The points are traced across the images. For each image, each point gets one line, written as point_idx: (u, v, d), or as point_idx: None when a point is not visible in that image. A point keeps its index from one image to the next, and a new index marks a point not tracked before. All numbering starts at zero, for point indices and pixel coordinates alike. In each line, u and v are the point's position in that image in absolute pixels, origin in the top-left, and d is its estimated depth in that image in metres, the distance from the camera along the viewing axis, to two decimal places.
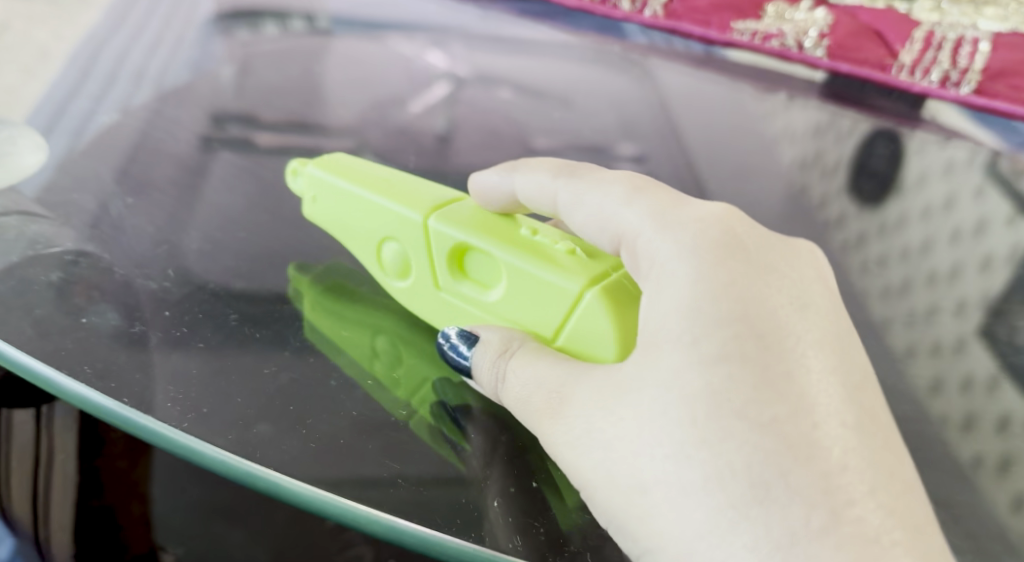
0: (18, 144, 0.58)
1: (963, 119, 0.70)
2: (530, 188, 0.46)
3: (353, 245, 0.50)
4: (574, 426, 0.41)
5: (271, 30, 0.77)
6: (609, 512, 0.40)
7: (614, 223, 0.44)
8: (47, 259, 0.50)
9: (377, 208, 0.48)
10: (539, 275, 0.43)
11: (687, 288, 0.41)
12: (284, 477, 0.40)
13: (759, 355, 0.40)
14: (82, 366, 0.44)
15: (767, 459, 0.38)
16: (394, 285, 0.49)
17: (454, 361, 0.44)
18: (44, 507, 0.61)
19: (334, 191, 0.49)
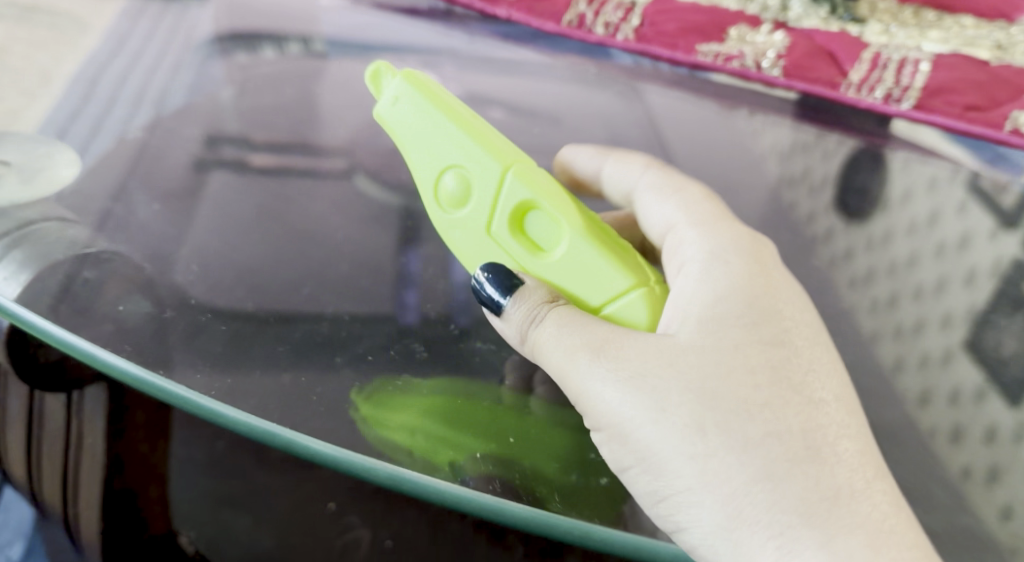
0: (54, 160, 0.66)
1: (946, 143, 0.78)
2: (623, 174, 0.64)
3: (412, 160, 0.55)
4: (628, 373, 0.51)
5: (268, 53, 0.82)
6: (646, 452, 0.50)
7: (675, 214, 0.60)
8: (85, 256, 0.59)
9: (462, 144, 0.54)
10: (600, 258, 0.53)
11: (725, 296, 0.54)
12: (319, 444, 0.51)
13: (779, 351, 0.53)
14: (124, 346, 0.54)
15: (780, 420, 0.49)
16: (448, 209, 0.55)
17: (493, 299, 0.54)
18: (72, 485, 0.68)
19: (423, 109, 0.54)
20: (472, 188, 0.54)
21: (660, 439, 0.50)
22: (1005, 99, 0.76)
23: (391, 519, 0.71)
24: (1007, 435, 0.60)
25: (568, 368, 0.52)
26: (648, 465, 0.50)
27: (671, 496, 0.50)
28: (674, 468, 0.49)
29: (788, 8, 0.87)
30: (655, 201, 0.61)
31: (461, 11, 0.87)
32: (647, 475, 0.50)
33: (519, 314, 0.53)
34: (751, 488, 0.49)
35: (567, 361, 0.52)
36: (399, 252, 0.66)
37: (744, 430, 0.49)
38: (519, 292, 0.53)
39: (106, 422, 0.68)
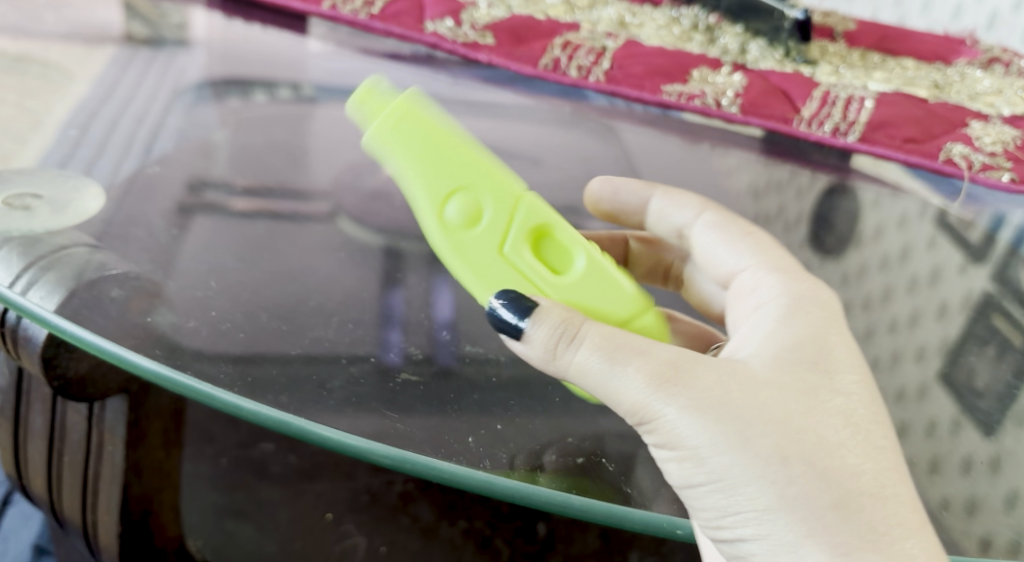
0: (82, 194, 0.71)
1: (900, 173, 0.85)
2: (676, 210, 0.63)
3: (417, 184, 0.53)
4: (695, 402, 0.47)
5: (260, 98, 0.89)
6: (718, 474, 0.47)
7: (735, 258, 0.58)
8: (114, 278, 0.63)
9: (458, 175, 0.53)
10: (619, 277, 0.53)
11: (764, 341, 0.51)
12: (339, 434, 0.55)
13: (815, 383, 0.49)
14: (155, 350, 0.59)
15: (824, 471, 0.46)
16: (458, 237, 0.52)
17: (513, 325, 0.50)
18: (93, 496, 0.75)
19: (418, 127, 0.52)
20: (483, 218, 0.53)
21: (725, 467, 0.47)
22: (940, 132, 0.84)
23: (384, 527, 0.79)
24: (983, 466, 0.60)
25: (622, 392, 0.48)
26: (720, 486, 0.47)
27: (745, 516, 0.47)
28: (744, 493, 0.47)
29: (747, 52, 0.95)
30: (715, 245, 0.60)
31: (440, 56, 0.94)
32: (718, 496, 0.48)
33: (551, 342, 0.49)
34: (819, 524, 0.46)
35: (623, 384, 0.47)
36: (383, 294, 0.72)
37: (815, 463, 0.46)
38: (535, 313, 0.49)
39: (125, 433, 0.71)
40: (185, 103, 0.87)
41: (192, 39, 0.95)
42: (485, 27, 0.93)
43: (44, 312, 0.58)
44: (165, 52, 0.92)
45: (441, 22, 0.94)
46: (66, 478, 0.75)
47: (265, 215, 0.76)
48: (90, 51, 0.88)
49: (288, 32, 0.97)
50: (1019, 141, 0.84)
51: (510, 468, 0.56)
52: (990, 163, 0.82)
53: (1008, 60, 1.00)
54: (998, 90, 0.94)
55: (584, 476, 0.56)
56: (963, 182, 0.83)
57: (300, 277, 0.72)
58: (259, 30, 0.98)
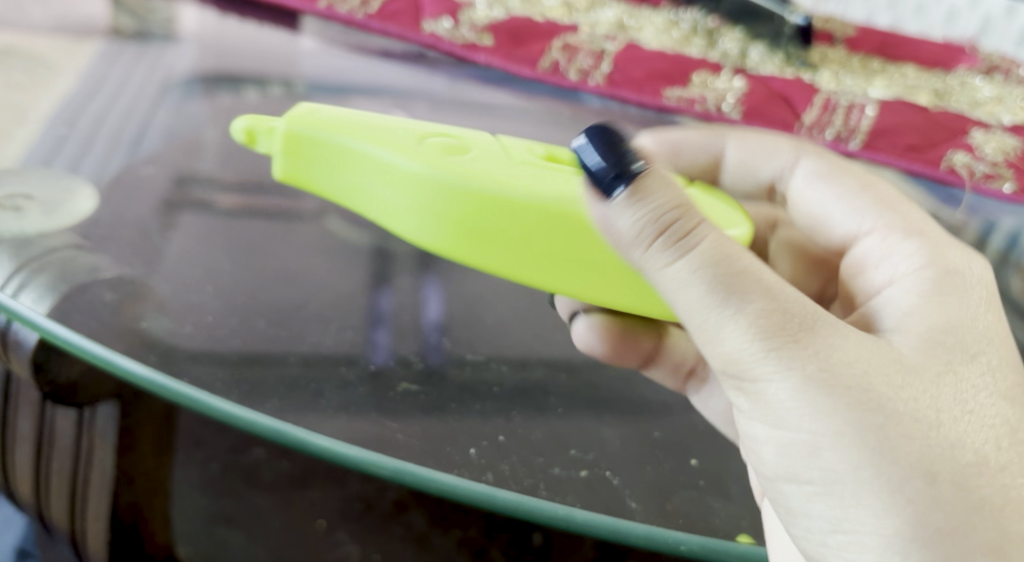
0: (73, 193, 0.70)
1: (895, 177, 0.82)
2: (767, 159, 0.66)
3: (387, 139, 0.54)
4: (823, 378, 0.47)
5: (251, 95, 0.87)
6: (835, 471, 0.47)
7: (857, 219, 0.61)
8: (105, 283, 0.63)
9: (418, 129, 0.56)
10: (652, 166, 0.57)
11: (901, 319, 0.53)
12: (334, 443, 0.54)
13: (957, 382, 0.50)
14: (149, 355, 0.59)
15: (950, 483, 0.47)
16: (461, 158, 0.53)
17: (605, 184, 0.45)
18: (81, 501, 0.74)
19: (340, 117, 0.55)
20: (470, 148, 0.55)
21: (849, 464, 0.47)
22: (941, 140, 0.84)
23: (377, 537, 0.80)
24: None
25: (730, 338, 0.47)
26: (833, 487, 0.47)
27: (854, 529, 0.47)
28: (863, 501, 0.47)
29: (747, 56, 0.95)
30: (826, 195, 0.63)
31: (433, 55, 0.93)
32: (829, 498, 0.48)
33: (651, 224, 0.45)
34: (950, 529, 0.46)
35: (730, 328, 0.47)
36: (371, 296, 0.70)
37: (948, 467, 0.47)
38: (637, 188, 0.45)
39: (115, 436, 0.71)
40: (175, 99, 0.85)
41: (183, 35, 0.93)
42: (484, 28, 0.93)
43: (35, 316, 0.57)
44: (155, 48, 0.90)
45: (437, 22, 0.93)
46: (53, 484, 0.74)
47: (256, 213, 0.75)
48: (79, 45, 0.87)
49: (281, 30, 0.96)
50: (1020, 151, 0.84)
51: (509, 479, 0.55)
52: (992, 173, 0.82)
53: (1006, 68, 1.00)
54: (997, 98, 0.94)
55: (585, 490, 0.56)
56: (964, 193, 0.82)
57: (293, 278, 0.70)
58: (253, 28, 0.96)
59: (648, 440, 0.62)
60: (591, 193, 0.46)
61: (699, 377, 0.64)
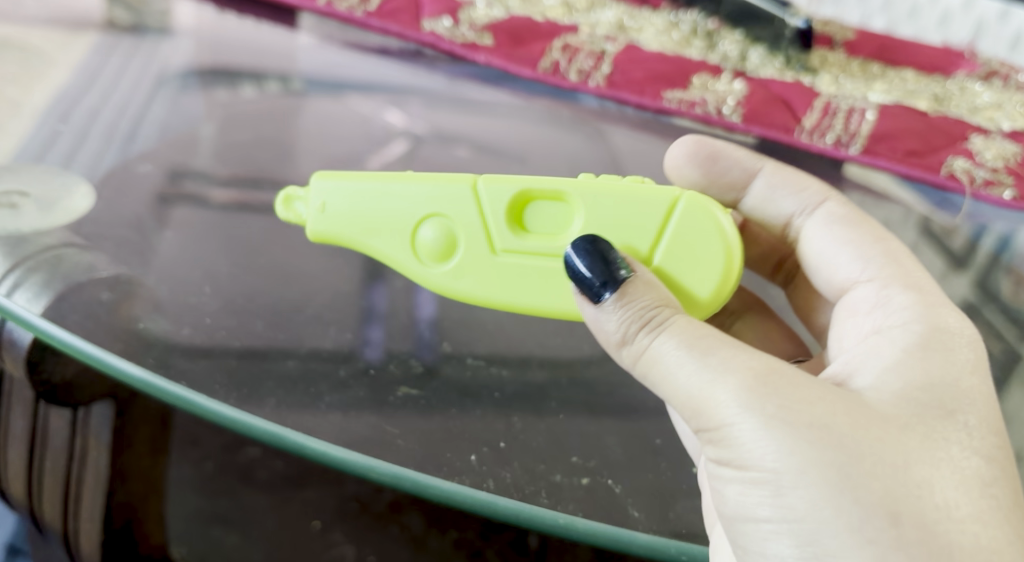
0: (69, 190, 0.69)
1: (891, 181, 0.84)
2: (788, 194, 0.62)
3: (375, 240, 0.54)
4: (779, 415, 0.46)
5: (247, 91, 0.87)
6: (794, 508, 0.46)
7: (851, 267, 0.57)
8: (101, 282, 0.62)
9: (390, 240, 0.54)
10: (633, 214, 0.52)
11: (886, 371, 0.50)
12: (332, 448, 0.54)
13: (935, 425, 0.47)
14: (146, 357, 0.59)
15: (908, 528, 0.44)
16: (456, 264, 0.54)
17: (590, 292, 0.49)
18: (75, 503, 0.72)
19: (345, 194, 0.55)
20: (442, 254, 0.54)
21: (812, 502, 0.45)
22: (941, 145, 0.83)
23: (372, 537, 0.80)
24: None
25: (696, 387, 0.47)
26: (794, 526, 0.46)
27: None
28: (819, 540, 0.45)
29: (747, 59, 0.95)
30: (834, 246, 0.59)
31: (430, 53, 0.91)
32: (788, 538, 0.46)
33: (632, 320, 0.48)
34: None
35: (693, 376, 0.47)
36: (366, 292, 0.70)
37: (915, 512, 0.45)
38: (621, 291, 0.48)
39: (111, 439, 0.70)
40: (169, 93, 0.84)
41: (178, 28, 0.92)
42: (484, 27, 0.90)
43: (30, 314, 0.57)
44: (149, 40, 0.89)
45: (437, 22, 0.90)
46: (46, 485, 0.72)
47: (249, 210, 0.74)
48: (72, 37, 0.86)
49: (277, 24, 0.95)
50: (1020, 156, 0.84)
51: (508, 486, 0.55)
52: (992, 179, 0.82)
53: (1006, 73, 1.00)
54: (997, 104, 0.94)
55: (585, 497, 0.56)
56: (963, 199, 0.82)
57: (290, 276, 0.69)
58: (249, 22, 0.95)
59: (649, 446, 0.61)
60: (581, 299, 0.50)
61: None
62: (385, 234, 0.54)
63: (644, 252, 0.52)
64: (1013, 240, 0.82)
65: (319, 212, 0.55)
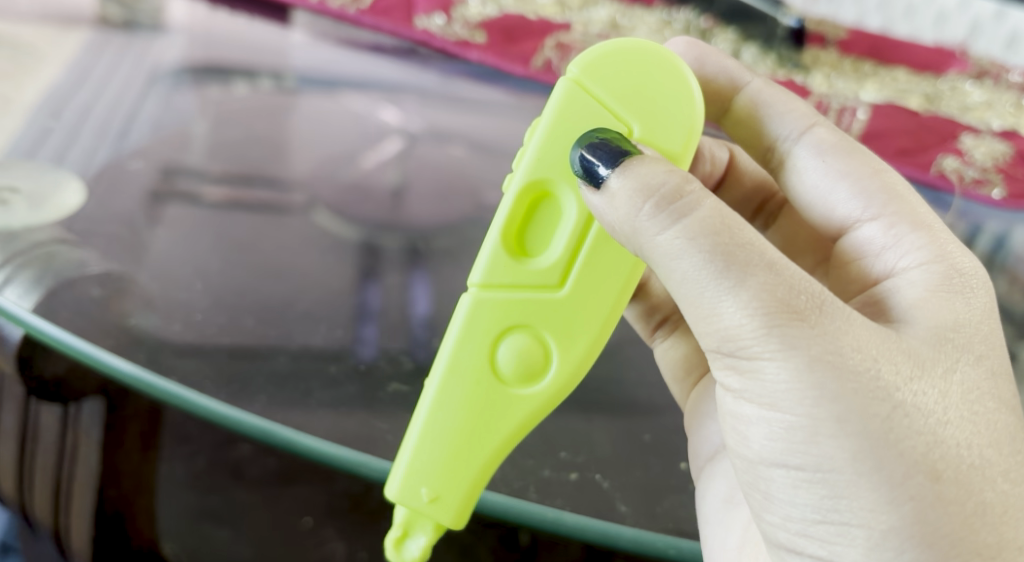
0: (60, 186, 0.69)
1: None
2: (781, 114, 0.57)
3: (497, 414, 0.48)
4: (820, 357, 0.43)
5: (240, 88, 0.86)
6: (826, 457, 0.45)
7: (853, 200, 0.54)
8: (91, 279, 0.62)
9: (500, 394, 0.48)
10: (566, 125, 0.49)
11: (916, 310, 0.48)
12: (322, 443, 0.55)
13: (968, 376, 0.47)
14: (137, 352, 0.59)
15: (943, 483, 0.44)
16: (571, 329, 0.48)
17: (589, 171, 0.46)
18: (66, 500, 0.75)
19: (419, 464, 0.48)
20: (541, 341, 0.49)
21: (846, 455, 0.44)
22: (931, 145, 0.84)
23: (364, 535, 0.79)
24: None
25: (721, 310, 0.44)
26: (823, 475, 0.45)
27: (847, 521, 0.45)
28: (858, 495, 0.44)
29: (739, 57, 0.95)
30: (822, 171, 0.55)
31: (424, 51, 0.92)
32: (818, 488, 0.45)
33: (642, 189, 0.44)
34: (945, 536, 0.44)
35: (719, 301, 0.44)
36: (358, 290, 0.70)
37: (950, 468, 0.44)
38: (624, 165, 0.45)
39: (101, 434, 0.74)
40: (162, 89, 0.84)
41: (171, 25, 0.92)
42: (477, 25, 0.92)
43: (21, 311, 0.57)
44: (141, 37, 0.89)
45: (431, 18, 0.92)
46: (36, 483, 0.74)
47: (241, 207, 0.74)
48: (65, 33, 0.86)
49: (271, 22, 0.95)
50: (1009, 155, 0.84)
51: (496, 483, 0.56)
52: (981, 179, 0.82)
53: (996, 73, 1.01)
54: (988, 103, 0.94)
55: (574, 494, 0.56)
56: (953, 198, 0.82)
57: (281, 274, 0.69)
58: (243, 20, 0.95)
59: (638, 443, 0.61)
60: (586, 189, 0.47)
61: (666, 326, 0.62)
62: (497, 409, 0.48)
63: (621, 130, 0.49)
64: (1008, 239, 0.81)
65: (424, 493, 0.48)
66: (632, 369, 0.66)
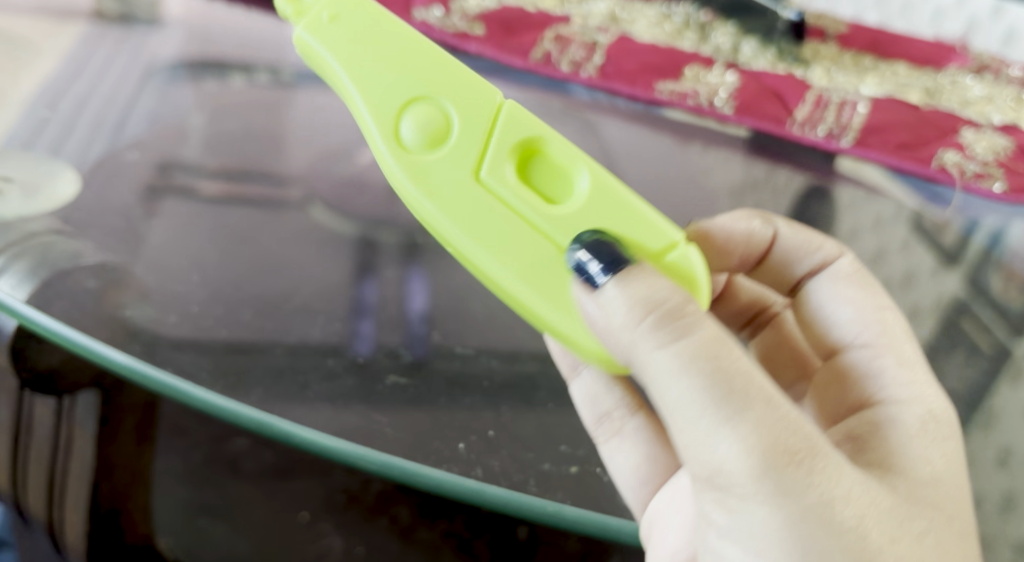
0: (56, 179, 0.69)
1: (878, 172, 0.84)
2: (806, 252, 0.61)
3: (371, 98, 0.51)
4: (806, 507, 0.45)
5: (237, 81, 0.86)
6: None
7: (850, 325, 0.58)
8: (87, 269, 0.62)
9: (391, 108, 0.51)
10: (625, 209, 0.50)
11: (899, 463, 0.51)
12: (316, 435, 0.54)
13: (945, 537, 0.48)
14: (133, 344, 0.58)
15: None
16: (432, 166, 0.50)
17: (588, 272, 0.47)
18: (59, 493, 0.76)
19: (371, 26, 0.52)
20: (433, 145, 0.50)
21: None
22: (932, 139, 0.83)
23: (361, 529, 0.78)
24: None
25: (712, 449, 0.45)
26: None
27: None
28: None
29: (740, 51, 0.94)
30: (836, 297, 0.59)
31: None
32: None
33: (644, 305, 0.46)
34: None
35: (711, 439, 0.45)
36: (355, 284, 0.69)
37: None
38: (623, 272, 0.47)
39: (95, 427, 0.77)
40: (159, 83, 0.83)
41: (167, 18, 0.91)
42: (476, 17, 0.91)
43: (14, 302, 0.57)
44: (137, 30, 0.88)
45: (428, 11, 0.91)
46: (30, 478, 0.75)
47: (238, 201, 0.74)
48: (60, 26, 0.85)
49: (269, 15, 0.95)
50: (1011, 150, 0.84)
51: (495, 476, 0.55)
52: (983, 172, 0.82)
53: (997, 68, 1.00)
54: (988, 98, 0.94)
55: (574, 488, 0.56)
56: (953, 193, 0.82)
57: (277, 268, 0.69)
58: (240, 12, 0.94)
59: None
60: (579, 289, 0.48)
61: (613, 421, 0.59)
62: (389, 94, 0.51)
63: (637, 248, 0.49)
64: (1005, 236, 0.81)
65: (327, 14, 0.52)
66: None
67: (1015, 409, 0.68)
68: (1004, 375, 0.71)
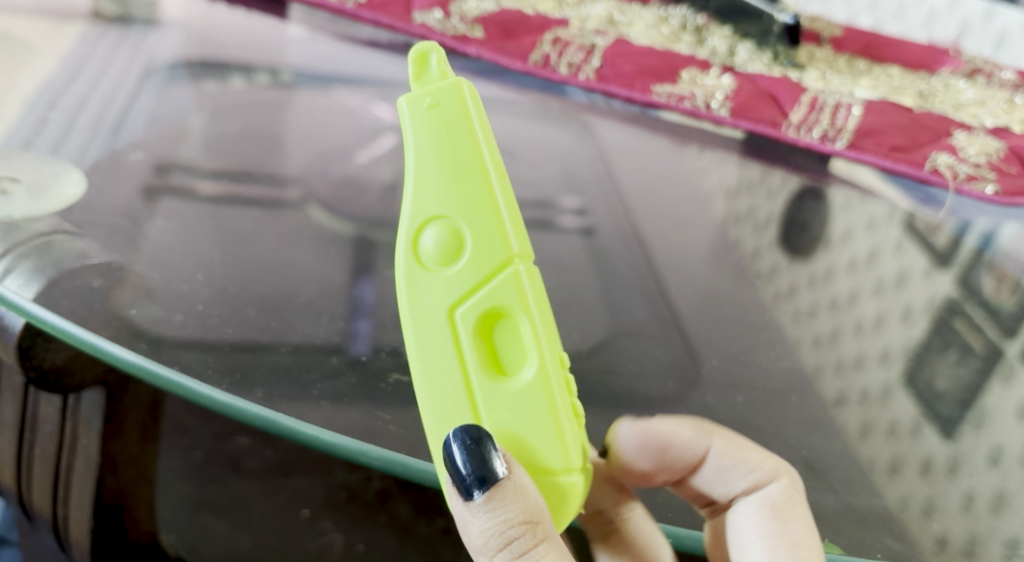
0: (61, 177, 0.70)
1: (872, 177, 0.85)
2: (739, 473, 0.54)
3: (416, 184, 0.47)
4: None
5: (237, 83, 0.87)
6: None
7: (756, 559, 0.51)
8: (93, 268, 0.63)
9: (423, 203, 0.46)
10: (549, 426, 0.46)
11: None
12: (318, 430, 0.55)
13: None
14: (140, 342, 0.59)
15: None
16: (421, 272, 0.46)
17: (459, 477, 0.46)
18: (64, 489, 0.73)
19: (453, 123, 0.47)
20: (438, 258, 0.46)
21: None
22: (926, 141, 0.84)
23: (361, 526, 0.79)
24: (942, 468, 0.63)
25: None
26: None
27: None
28: None
29: (735, 54, 0.95)
30: (752, 532, 0.52)
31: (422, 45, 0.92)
32: None
33: (494, 535, 0.45)
34: None
35: None
36: (355, 285, 0.70)
37: None
38: (488, 494, 0.45)
39: (100, 426, 0.72)
40: (157, 83, 0.84)
41: (165, 20, 0.92)
42: (475, 20, 0.92)
43: (22, 300, 0.57)
44: (136, 32, 0.89)
45: (428, 14, 0.92)
46: (36, 473, 0.73)
47: (238, 201, 0.75)
48: (59, 26, 0.85)
49: (269, 17, 0.96)
50: (1002, 152, 0.85)
51: None
52: (974, 174, 0.82)
53: (989, 71, 1.02)
54: (980, 101, 0.95)
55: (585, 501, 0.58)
56: (947, 195, 0.82)
57: (280, 267, 0.70)
58: (241, 15, 0.96)
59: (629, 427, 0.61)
60: (454, 490, 0.46)
61: None
62: (428, 191, 0.46)
63: (532, 463, 0.46)
64: (998, 238, 0.81)
65: (422, 97, 0.47)
66: (629, 361, 0.68)
67: (1006, 409, 0.69)
68: (994, 375, 0.71)
